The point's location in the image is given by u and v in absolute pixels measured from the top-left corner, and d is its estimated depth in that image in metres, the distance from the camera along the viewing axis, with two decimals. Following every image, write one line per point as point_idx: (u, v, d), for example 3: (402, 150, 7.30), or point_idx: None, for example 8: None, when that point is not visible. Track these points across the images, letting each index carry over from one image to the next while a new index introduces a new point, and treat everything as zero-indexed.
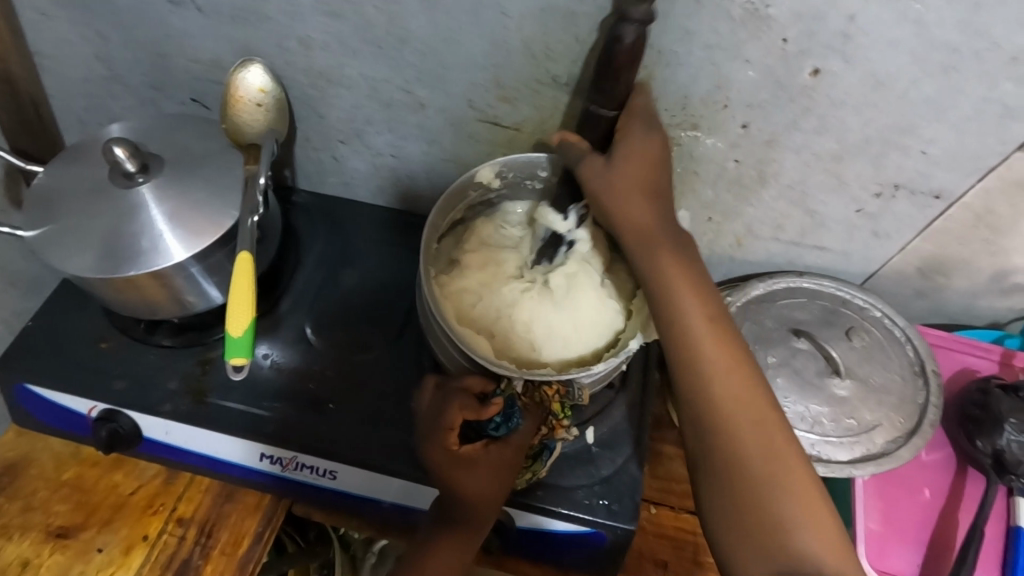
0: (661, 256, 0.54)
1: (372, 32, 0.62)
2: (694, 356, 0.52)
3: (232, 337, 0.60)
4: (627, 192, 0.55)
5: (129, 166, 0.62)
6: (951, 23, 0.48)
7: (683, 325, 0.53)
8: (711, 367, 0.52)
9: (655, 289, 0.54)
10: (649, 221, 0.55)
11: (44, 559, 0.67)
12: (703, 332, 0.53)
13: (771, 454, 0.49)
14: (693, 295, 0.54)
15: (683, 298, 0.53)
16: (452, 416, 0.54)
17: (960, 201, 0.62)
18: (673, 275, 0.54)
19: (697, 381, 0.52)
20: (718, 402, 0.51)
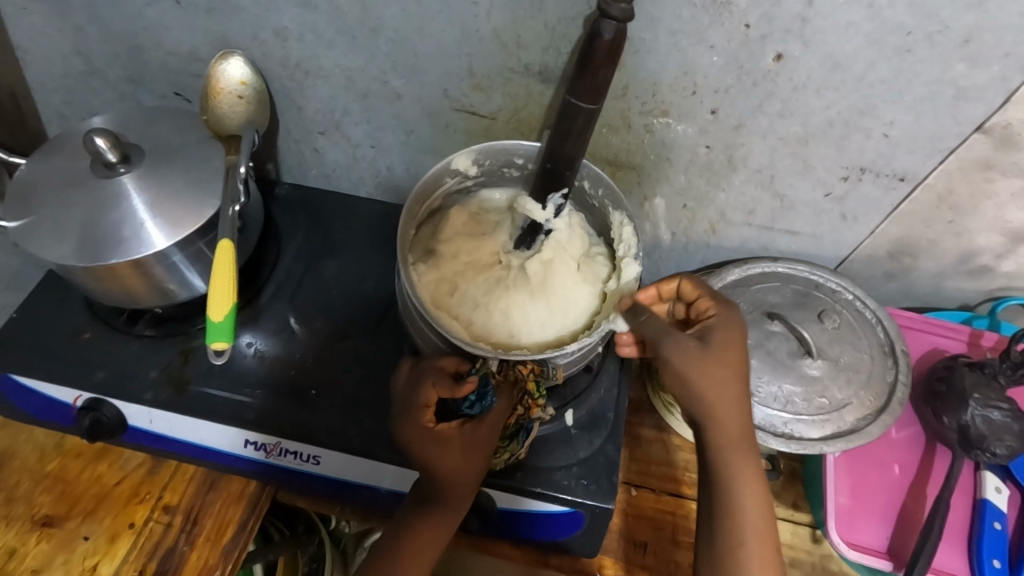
0: (736, 450, 0.54)
1: (346, 22, 0.63)
2: (740, 555, 0.52)
3: (212, 321, 0.61)
4: (712, 383, 0.53)
5: (110, 156, 0.62)
6: (904, 6, 0.50)
7: (741, 524, 0.52)
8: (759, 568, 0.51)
9: (722, 479, 0.53)
10: (734, 416, 0.53)
11: (29, 549, 0.67)
12: (760, 533, 0.52)
13: None
14: (758, 494, 0.53)
15: (750, 500, 0.53)
16: (426, 393, 0.56)
17: (924, 182, 0.63)
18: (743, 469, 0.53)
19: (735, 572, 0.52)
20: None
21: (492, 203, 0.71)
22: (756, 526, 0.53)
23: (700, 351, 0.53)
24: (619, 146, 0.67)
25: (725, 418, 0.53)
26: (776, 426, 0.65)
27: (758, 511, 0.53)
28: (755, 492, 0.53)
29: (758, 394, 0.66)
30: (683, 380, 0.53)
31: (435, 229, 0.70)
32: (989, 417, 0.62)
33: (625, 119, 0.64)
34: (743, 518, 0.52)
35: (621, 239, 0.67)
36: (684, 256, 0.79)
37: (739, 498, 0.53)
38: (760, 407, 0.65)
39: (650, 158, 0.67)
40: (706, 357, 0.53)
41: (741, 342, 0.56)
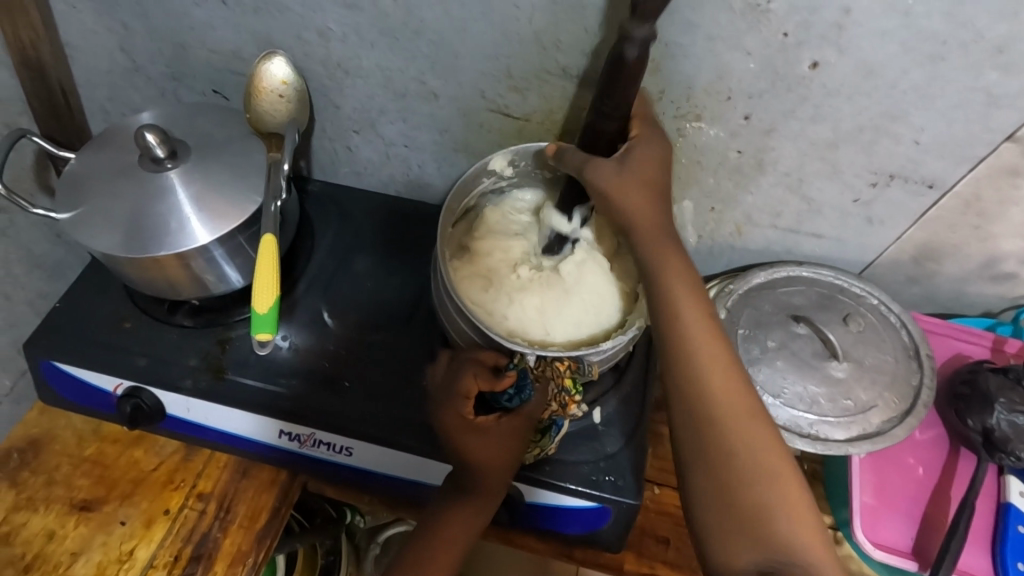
0: (679, 287, 0.56)
1: (388, 23, 0.65)
2: (715, 397, 0.54)
3: (257, 313, 0.64)
4: (639, 208, 0.56)
5: (158, 151, 0.64)
6: (940, 15, 0.51)
7: (676, 314, 0.55)
8: (701, 347, 0.54)
9: (673, 322, 0.55)
10: (668, 255, 0.56)
11: (68, 531, 0.69)
12: (725, 377, 0.54)
13: (737, 398, 0.54)
14: (705, 328, 0.55)
15: (704, 345, 0.55)
16: (467, 383, 0.59)
17: (952, 189, 0.64)
18: (685, 300, 0.55)
19: (708, 421, 0.53)
20: (728, 443, 0.53)
21: (522, 203, 0.73)
22: (686, 313, 0.55)
23: (621, 164, 0.56)
24: None
25: (667, 260, 0.56)
26: (801, 427, 0.66)
27: (686, 292, 0.55)
28: (706, 337, 0.55)
29: (783, 395, 0.67)
30: (612, 203, 0.56)
31: (467, 228, 0.71)
32: (1014, 421, 0.63)
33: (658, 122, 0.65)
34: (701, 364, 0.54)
35: None
36: (709, 259, 0.80)
37: (696, 344, 0.54)
38: (786, 408, 0.66)
39: (680, 161, 0.69)
40: (630, 177, 0.56)
41: (664, 149, 0.58)
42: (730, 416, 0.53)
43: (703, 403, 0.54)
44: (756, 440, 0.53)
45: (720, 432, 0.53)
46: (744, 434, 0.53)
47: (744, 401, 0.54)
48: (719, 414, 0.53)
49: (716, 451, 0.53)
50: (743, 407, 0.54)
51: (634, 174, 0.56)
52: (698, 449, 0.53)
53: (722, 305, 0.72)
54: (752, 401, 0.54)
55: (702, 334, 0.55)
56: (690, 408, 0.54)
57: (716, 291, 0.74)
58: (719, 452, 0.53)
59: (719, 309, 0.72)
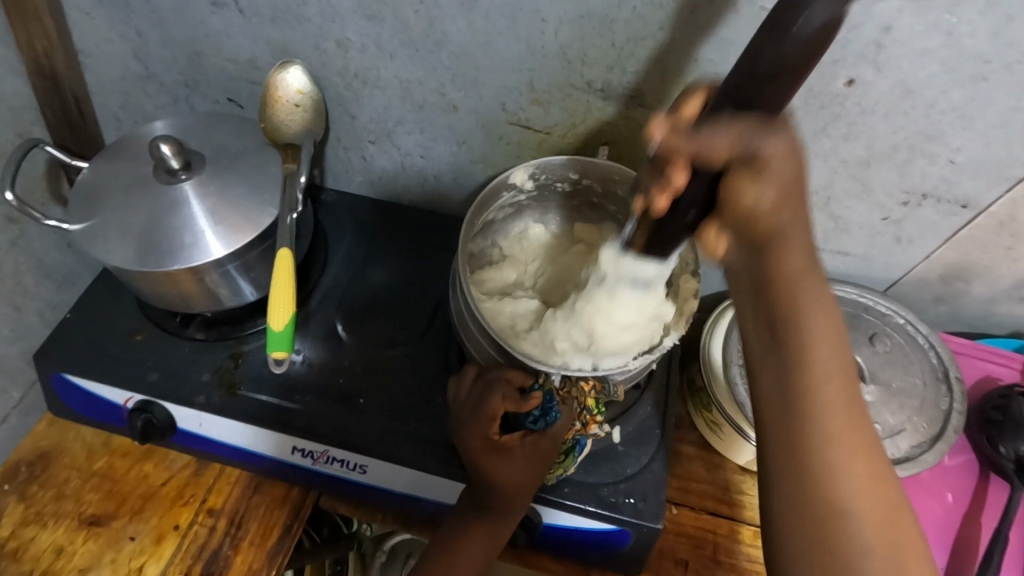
0: (811, 321, 0.41)
1: (409, 34, 0.64)
2: (832, 459, 0.41)
3: (273, 331, 0.63)
4: (791, 217, 0.38)
5: (173, 163, 0.63)
6: (985, 35, 0.50)
7: (803, 359, 0.41)
8: (833, 407, 0.41)
9: (792, 357, 0.41)
10: (802, 263, 0.40)
11: (77, 547, 0.68)
12: (851, 441, 0.41)
13: (865, 473, 0.41)
14: (843, 387, 0.41)
15: (831, 398, 0.41)
16: (495, 404, 0.58)
17: (986, 210, 0.62)
18: (822, 348, 0.41)
19: (815, 474, 0.41)
20: (845, 525, 0.41)
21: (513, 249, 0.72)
22: (824, 361, 0.41)
23: (791, 144, 0.36)
24: None
25: (800, 283, 0.40)
26: None
27: (824, 334, 0.41)
28: (835, 382, 0.41)
29: None
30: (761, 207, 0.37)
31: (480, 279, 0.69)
32: None
33: None
34: (824, 422, 0.41)
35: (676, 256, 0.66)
36: None
37: (818, 392, 0.41)
38: None
39: None
40: (794, 158, 0.36)
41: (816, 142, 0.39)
42: (852, 489, 0.41)
43: (818, 469, 0.41)
44: (879, 519, 0.41)
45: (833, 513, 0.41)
46: (865, 515, 0.41)
47: (880, 480, 0.42)
48: (838, 491, 0.41)
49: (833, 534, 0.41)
50: (868, 476, 0.41)
51: (782, 179, 0.36)
52: (798, 508, 0.41)
53: None
54: (887, 481, 0.42)
55: (839, 395, 0.41)
56: (797, 472, 0.41)
57: None
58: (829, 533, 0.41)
59: None
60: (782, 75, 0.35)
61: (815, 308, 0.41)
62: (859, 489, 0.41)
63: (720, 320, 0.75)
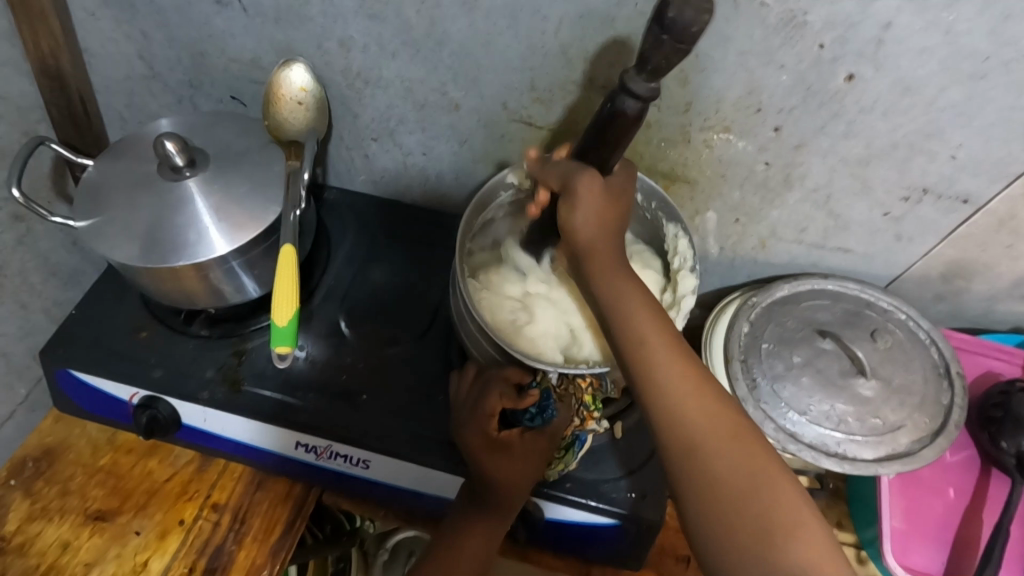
0: (642, 322, 0.49)
1: (411, 34, 0.64)
2: (694, 432, 0.46)
3: (277, 327, 0.63)
4: (604, 234, 0.52)
5: (177, 160, 0.63)
6: (984, 32, 0.50)
7: (646, 354, 0.48)
8: (681, 390, 0.47)
9: (636, 358, 0.48)
10: (625, 277, 0.51)
11: (83, 542, 0.68)
12: (705, 414, 0.46)
13: (733, 443, 0.45)
14: (687, 374, 0.47)
15: (674, 381, 0.47)
16: (492, 402, 0.59)
17: (986, 207, 0.63)
18: (658, 345, 0.48)
19: (689, 453, 0.45)
20: (726, 493, 0.44)
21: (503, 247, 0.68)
22: (660, 354, 0.48)
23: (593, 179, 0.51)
24: (677, 160, 0.67)
25: (624, 286, 0.50)
26: (828, 446, 0.64)
27: (657, 333, 0.48)
28: (672, 371, 0.47)
29: (809, 412, 0.65)
30: (580, 227, 0.51)
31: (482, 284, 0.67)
32: None
33: (684, 134, 0.64)
34: (672, 401, 0.47)
35: (675, 252, 0.67)
36: (730, 271, 0.79)
37: (662, 380, 0.47)
38: (812, 425, 0.65)
39: (705, 173, 0.67)
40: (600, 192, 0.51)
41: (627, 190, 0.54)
42: (717, 452, 0.45)
43: (686, 444, 0.46)
44: (756, 473, 0.44)
45: (710, 483, 0.44)
46: (734, 473, 0.44)
47: (748, 450, 0.45)
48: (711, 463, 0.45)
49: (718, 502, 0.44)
50: (730, 437, 0.45)
51: (596, 208, 0.51)
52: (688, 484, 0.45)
53: (745, 319, 0.71)
54: (758, 452, 0.45)
55: (683, 381, 0.47)
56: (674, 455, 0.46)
57: (739, 304, 0.73)
58: (711, 499, 0.44)
59: (742, 323, 0.71)
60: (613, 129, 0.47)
61: (639, 305, 0.50)
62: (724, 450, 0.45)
63: (720, 316, 0.74)
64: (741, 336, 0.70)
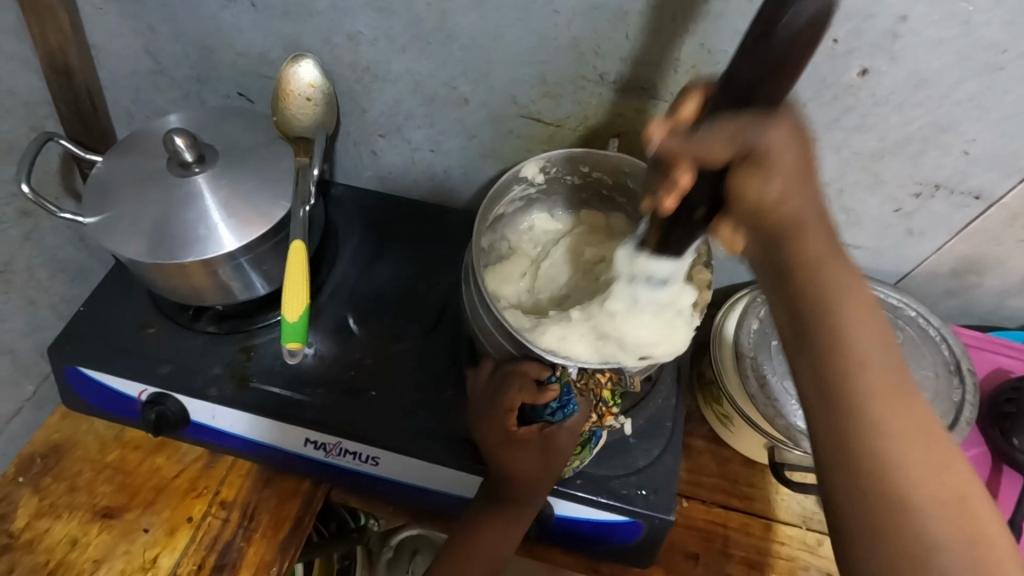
0: (847, 313, 0.40)
1: (421, 28, 0.64)
2: (886, 438, 0.38)
3: (287, 322, 0.63)
4: (800, 205, 0.41)
5: (187, 156, 0.63)
6: (1001, 24, 0.50)
7: (848, 353, 0.40)
8: (887, 401, 0.39)
9: (834, 351, 0.40)
10: (827, 257, 0.41)
11: (91, 538, 0.68)
12: (900, 419, 0.39)
13: (934, 475, 0.38)
14: (894, 381, 0.40)
15: (871, 375, 0.39)
16: (512, 397, 0.59)
17: (999, 202, 0.62)
18: (866, 343, 0.40)
19: (880, 474, 0.38)
20: (922, 527, 0.37)
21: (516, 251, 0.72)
22: (866, 356, 0.40)
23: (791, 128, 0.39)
24: None
25: (826, 267, 0.41)
26: None
27: (867, 330, 0.40)
28: (874, 365, 0.40)
29: None
30: (769, 187, 0.39)
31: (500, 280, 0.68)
32: None
33: None
34: (867, 400, 0.39)
35: None
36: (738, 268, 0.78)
37: (862, 383, 0.39)
38: None
39: None
40: (794, 143, 0.39)
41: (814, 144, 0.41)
42: (920, 481, 0.38)
43: (866, 431, 0.39)
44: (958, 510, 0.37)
45: (893, 497, 0.37)
46: (917, 469, 0.38)
47: (958, 485, 0.38)
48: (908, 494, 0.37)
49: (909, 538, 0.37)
50: (933, 454, 0.38)
51: (785, 172, 0.40)
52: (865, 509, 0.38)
53: (755, 316, 0.72)
54: (967, 490, 0.38)
55: (888, 389, 0.39)
56: (847, 458, 0.39)
57: (748, 300, 0.74)
58: (885, 495, 0.38)
59: (752, 320, 0.72)
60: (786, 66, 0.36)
61: (832, 271, 0.41)
62: (913, 443, 0.38)
63: (731, 311, 0.75)
64: (750, 333, 0.71)
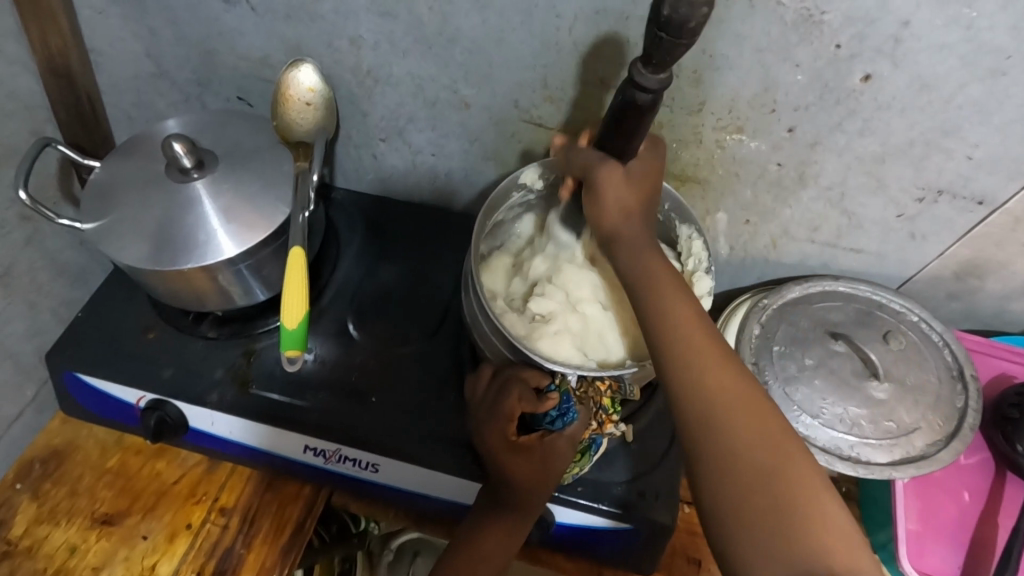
0: (665, 297, 0.50)
1: (423, 32, 0.64)
2: (720, 409, 0.45)
3: (286, 329, 0.62)
4: (629, 214, 0.53)
5: (186, 161, 0.63)
6: (1006, 28, 0.49)
7: (669, 328, 0.48)
8: (703, 363, 0.47)
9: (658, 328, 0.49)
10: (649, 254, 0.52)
11: (91, 545, 0.68)
12: (722, 382, 0.46)
13: (750, 417, 0.45)
14: (711, 348, 0.48)
15: (694, 350, 0.47)
16: (511, 405, 0.58)
17: (1003, 206, 0.62)
18: (682, 320, 0.48)
19: (704, 420, 0.45)
20: (738, 459, 0.44)
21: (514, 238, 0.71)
22: (684, 331, 0.48)
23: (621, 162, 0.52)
24: (688, 161, 0.66)
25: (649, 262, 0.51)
26: (841, 450, 0.64)
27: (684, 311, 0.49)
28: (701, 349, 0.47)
29: (823, 416, 0.65)
30: (603, 205, 0.53)
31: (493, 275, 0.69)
32: None
33: (697, 133, 0.64)
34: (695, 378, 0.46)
35: (689, 253, 0.66)
36: (740, 272, 0.78)
37: (684, 352, 0.47)
38: (825, 429, 0.64)
39: (718, 172, 0.67)
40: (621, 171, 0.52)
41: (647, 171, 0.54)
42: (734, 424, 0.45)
43: (690, 390, 0.46)
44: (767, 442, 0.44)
45: (731, 456, 0.44)
46: (730, 413, 0.45)
47: (768, 424, 0.45)
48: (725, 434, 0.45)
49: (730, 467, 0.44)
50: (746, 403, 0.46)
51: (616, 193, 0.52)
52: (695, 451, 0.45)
53: (756, 321, 0.70)
54: (776, 427, 0.45)
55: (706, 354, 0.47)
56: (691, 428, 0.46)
57: (749, 306, 0.72)
58: (705, 436, 0.45)
59: (753, 326, 0.70)
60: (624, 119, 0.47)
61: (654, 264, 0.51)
62: (725, 394, 0.46)
63: (732, 317, 0.74)
64: (752, 339, 0.69)
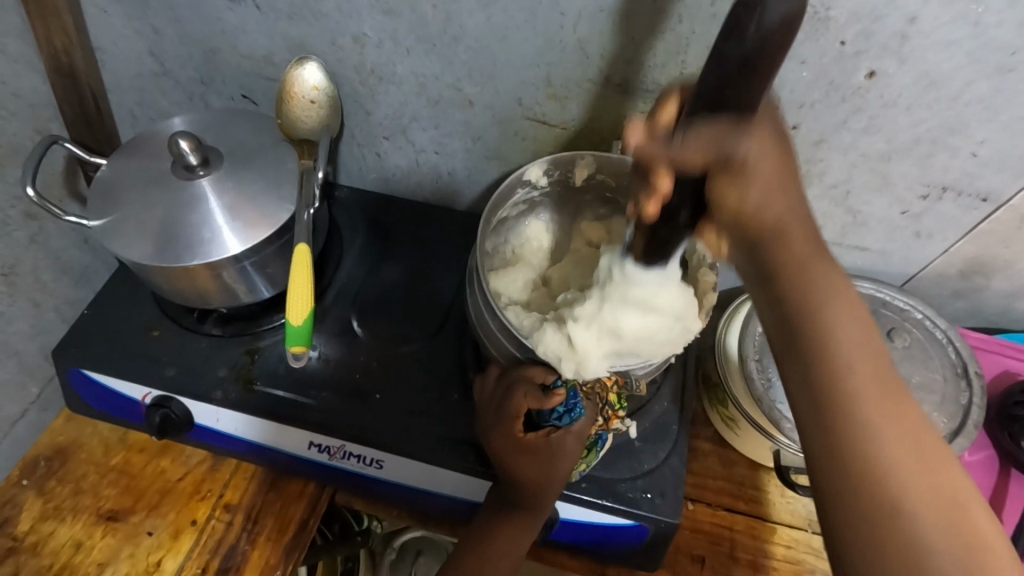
0: (820, 301, 0.40)
1: (427, 30, 0.64)
2: (881, 442, 0.38)
3: (291, 326, 0.63)
4: (769, 195, 0.41)
5: (191, 159, 0.63)
6: (1012, 25, 0.49)
7: (829, 338, 0.40)
8: (864, 382, 0.39)
9: (816, 338, 0.40)
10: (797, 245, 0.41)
11: (96, 542, 0.68)
12: (886, 407, 0.39)
13: (912, 449, 0.39)
14: (872, 365, 0.40)
15: (857, 371, 0.39)
16: (518, 401, 0.59)
17: (1008, 204, 0.62)
18: (845, 332, 0.40)
19: (861, 455, 0.38)
20: (899, 501, 0.37)
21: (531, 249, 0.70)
22: (844, 346, 0.39)
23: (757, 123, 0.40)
24: None
25: (792, 258, 0.41)
26: None
27: (844, 318, 0.40)
28: (864, 366, 0.40)
29: None
30: (734, 188, 0.39)
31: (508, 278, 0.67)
32: None
33: None
34: (856, 399, 0.39)
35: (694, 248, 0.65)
36: None
37: (844, 372, 0.39)
38: None
39: None
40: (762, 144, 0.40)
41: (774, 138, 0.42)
42: (894, 457, 0.38)
43: (846, 418, 0.39)
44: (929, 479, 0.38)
45: (891, 498, 0.37)
46: (893, 444, 0.38)
47: (929, 457, 0.39)
48: (885, 471, 0.38)
49: (890, 512, 0.37)
50: (907, 432, 0.39)
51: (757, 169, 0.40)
52: (842, 489, 0.38)
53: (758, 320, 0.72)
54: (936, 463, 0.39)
55: (868, 373, 0.39)
56: (840, 464, 0.38)
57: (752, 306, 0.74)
58: (858, 470, 0.38)
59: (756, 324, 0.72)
60: (758, 63, 0.34)
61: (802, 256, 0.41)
62: (887, 422, 0.39)
63: (735, 316, 0.75)
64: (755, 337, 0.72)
